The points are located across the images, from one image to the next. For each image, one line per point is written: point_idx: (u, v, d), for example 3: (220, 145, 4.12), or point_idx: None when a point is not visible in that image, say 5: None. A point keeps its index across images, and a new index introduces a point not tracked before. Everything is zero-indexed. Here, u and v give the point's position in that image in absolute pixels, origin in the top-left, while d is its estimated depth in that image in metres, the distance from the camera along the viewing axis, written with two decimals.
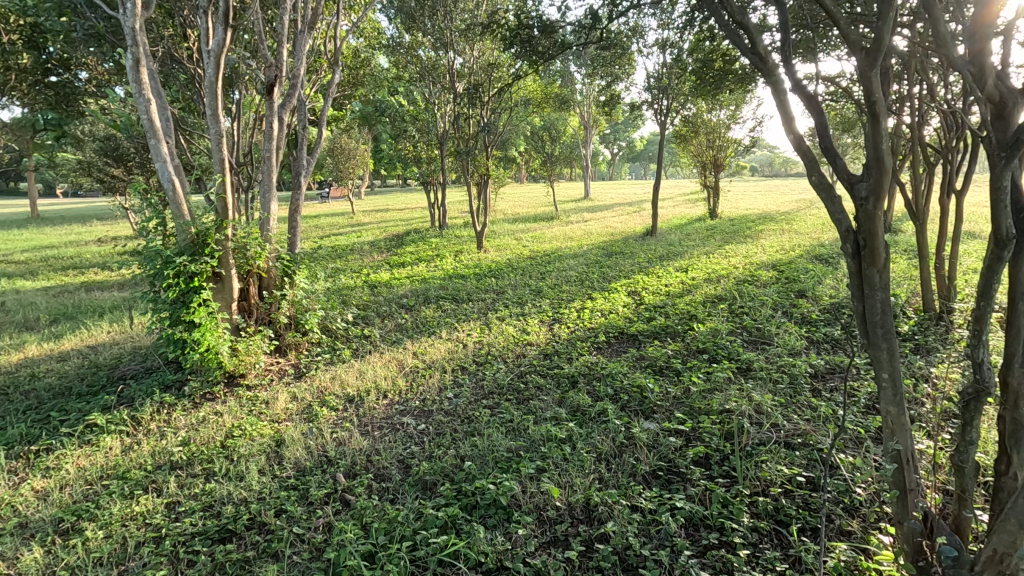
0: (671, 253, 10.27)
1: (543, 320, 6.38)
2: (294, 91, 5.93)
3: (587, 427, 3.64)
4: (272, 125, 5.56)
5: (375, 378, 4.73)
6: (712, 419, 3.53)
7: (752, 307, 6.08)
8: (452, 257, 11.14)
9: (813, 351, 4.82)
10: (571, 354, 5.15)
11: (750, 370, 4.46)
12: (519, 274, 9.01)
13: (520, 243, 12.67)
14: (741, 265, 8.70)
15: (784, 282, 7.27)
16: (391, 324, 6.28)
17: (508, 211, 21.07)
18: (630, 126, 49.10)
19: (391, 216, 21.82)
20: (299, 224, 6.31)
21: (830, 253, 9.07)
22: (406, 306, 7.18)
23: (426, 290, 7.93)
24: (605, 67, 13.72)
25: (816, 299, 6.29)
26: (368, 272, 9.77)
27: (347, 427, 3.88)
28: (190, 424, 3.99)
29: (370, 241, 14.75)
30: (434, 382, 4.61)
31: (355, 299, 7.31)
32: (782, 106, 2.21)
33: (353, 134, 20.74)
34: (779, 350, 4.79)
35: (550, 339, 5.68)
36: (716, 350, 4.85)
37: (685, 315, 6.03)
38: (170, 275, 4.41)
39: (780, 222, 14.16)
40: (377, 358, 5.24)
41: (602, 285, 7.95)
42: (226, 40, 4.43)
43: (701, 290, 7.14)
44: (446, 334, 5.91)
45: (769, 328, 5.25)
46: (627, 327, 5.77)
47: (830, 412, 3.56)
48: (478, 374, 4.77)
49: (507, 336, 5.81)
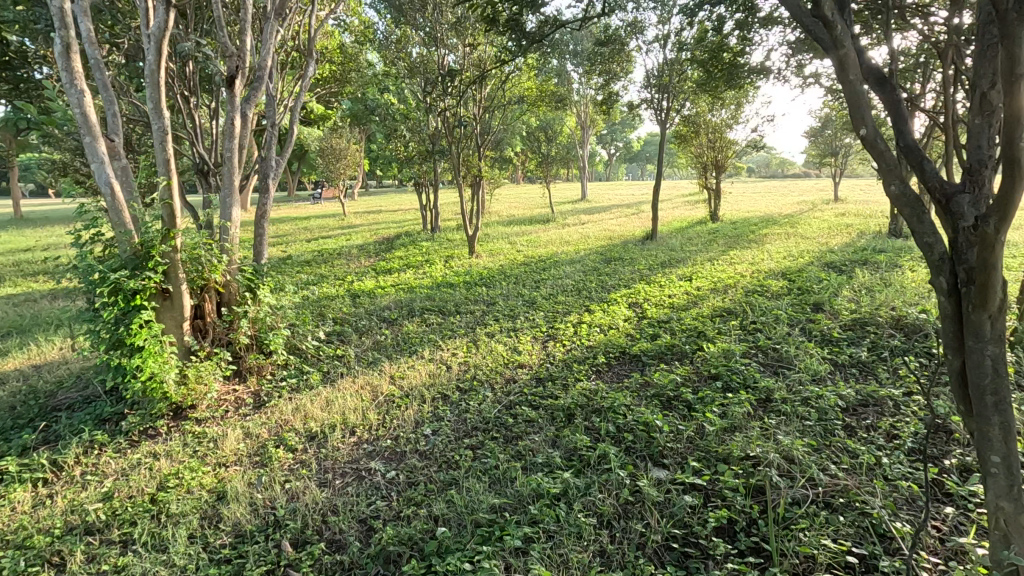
0: (673, 259, 9.71)
1: (536, 337, 5.80)
2: (260, 84, 5.33)
3: (585, 478, 3.08)
4: (233, 123, 5.00)
5: (344, 410, 4.16)
6: (733, 469, 2.97)
7: (766, 324, 5.52)
8: (441, 263, 10.56)
9: (839, 377, 4.27)
10: (566, 379, 4.58)
11: (771, 403, 3.90)
12: (512, 282, 8.45)
13: (514, 247, 12.09)
14: (749, 274, 8.15)
15: (797, 293, 6.71)
16: (368, 342, 5.70)
17: (504, 213, 20.56)
18: (627, 127, 48.63)
19: (383, 218, 21.26)
20: (266, 231, 5.77)
21: (843, 261, 8.52)
22: (388, 319, 6.61)
23: (410, 301, 7.35)
24: (602, 64, 13.15)
25: (835, 314, 5.74)
26: (351, 280, 9.20)
27: (304, 475, 3.30)
28: (121, 470, 3.40)
29: (359, 245, 14.15)
30: (410, 415, 4.04)
31: (333, 312, 6.73)
32: (851, 90, 1.73)
33: (344, 133, 20.12)
34: (802, 377, 4.24)
35: (544, 360, 5.11)
36: (730, 376, 4.29)
37: (693, 333, 5.47)
38: (106, 292, 3.82)
39: (784, 226, 13.63)
40: (348, 384, 4.66)
41: (600, 295, 7.40)
42: (168, 22, 3.85)
43: (708, 303, 6.57)
44: (428, 354, 5.34)
45: (788, 350, 4.68)
46: (629, 346, 5.22)
47: (873, 461, 3.01)
48: (462, 406, 4.19)
49: (496, 356, 5.23)
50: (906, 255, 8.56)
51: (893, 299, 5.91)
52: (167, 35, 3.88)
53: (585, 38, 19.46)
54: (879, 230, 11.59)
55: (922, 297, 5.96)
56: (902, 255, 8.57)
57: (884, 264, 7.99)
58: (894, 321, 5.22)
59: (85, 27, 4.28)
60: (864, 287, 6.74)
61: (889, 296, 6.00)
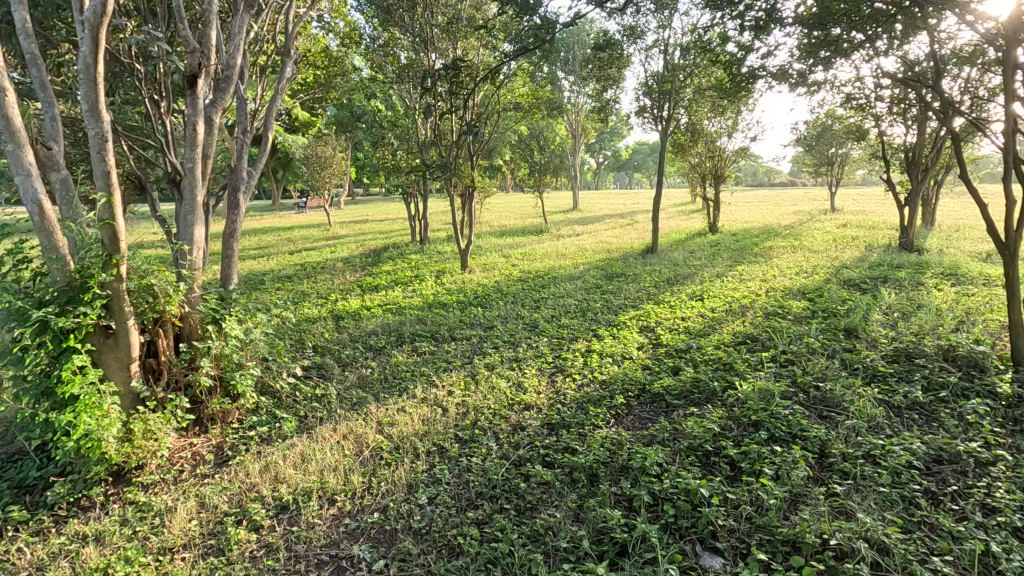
0: (679, 275, 9.15)
1: (542, 370, 5.16)
2: (228, 85, 4.65)
3: (624, 573, 2.47)
4: (197, 129, 4.32)
5: (322, 470, 3.48)
6: (812, 566, 2.38)
7: (799, 355, 4.95)
8: (432, 279, 9.91)
9: (899, 425, 3.70)
10: (582, 426, 3.96)
11: (829, 459, 3.32)
12: (510, 301, 7.85)
13: (508, 261, 11.47)
14: (763, 292, 7.62)
15: (823, 317, 6.16)
16: (352, 377, 5.02)
17: (495, 223, 20.01)
18: (616, 136, 48.51)
19: (370, 229, 20.53)
20: (236, 252, 5.06)
21: (860, 278, 8.02)
22: (374, 347, 5.94)
23: (400, 326, 6.69)
24: (599, 71, 12.64)
25: (873, 343, 5.18)
26: (335, 299, 8.53)
27: (270, 568, 2.64)
28: (37, 563, 2.70)
29: (344, 258, 13.43)
30: (401, 478, 3.39)
31: (313, 339, 6.04)
32: None
33: (330, 140, 19.41)
34: (858, 424, 3.66)
35: (554, 399, 4.48)
36: (775, 424, 3.70)
37: (719, 366, 4.88)
38: (28, 333, 3.11)
39: (786, 238, 13.18)
40: (328, 433, 4.00)
41: (607, 317, 6.80)
42: (106, 6, 3.19)
43: (728, 328, 6.00)
44: (420, 392, 4.69)
45: (833, 390, 4.11)
46: (649, 382, 4.62)
47: (983, 550, 2.42)
48: (463, 464, 3.54)
49: (498, 395, 4.58)
50: (926, 272, 8.09)
51: (932, 324, 5.38)
52: (104, 22, 3.22)
53: (576, 45, 19.06)
54: (888, 244, 11.16)
55: (965, 322, 5.42)
56: (921, 272, 8.10)
57: (907, 282, 7.50)
58: (943, 352, 4.66)
59: (18, 16, 3.59)
60: (894, 310, 6.21)
61: (927, 321, 5.47)
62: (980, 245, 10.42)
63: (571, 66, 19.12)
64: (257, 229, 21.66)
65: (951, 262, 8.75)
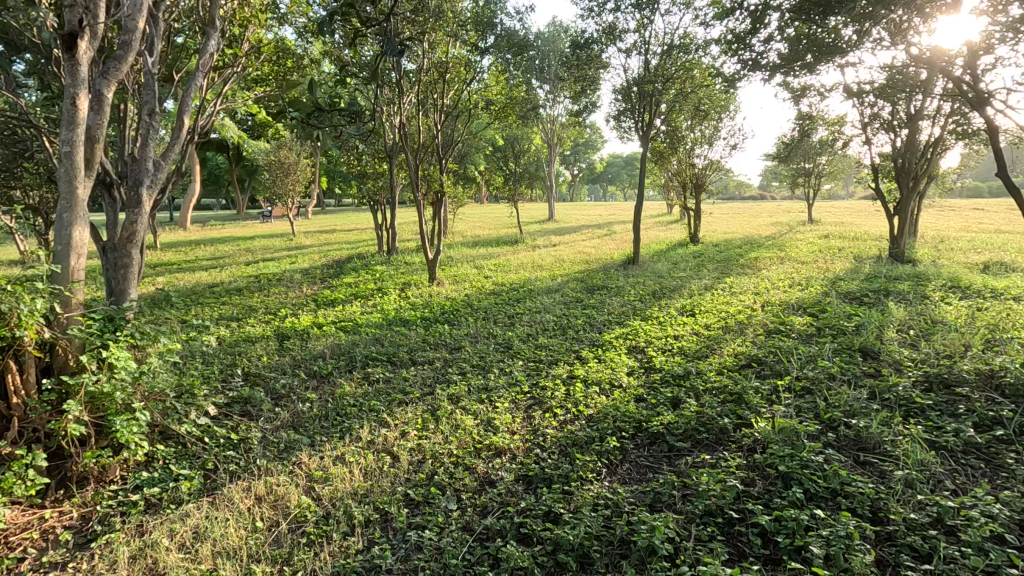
0: (665, 288, 8.45)
1: (517, 402, 4.32)
2: (125, 49, 3.73)
3: None
4: (78, 103, 3.36)
5: (219, 555, 2.58)
6: None
7: (817, 383, 4.23)
8: (396, 292, 9.03)
9: (963, 478, 2.97)
10: (567, 479, 3.14)
11: (890, 530, 2.56)
12: (480, 317, 7.02)
13: (480, 273, 10.64)
14: (758, 307, 6.96)
15: (832, 335, 5.47)
16: (284, 415, 4.09)
17: (469, 232, 19.26)
18: (592, 147, 48.45)
19: (336, 238, 19.50)
20: (135, 260, 4.10)
21: (860, 291, 7.41)
22: (318, 374, 5.02)
23: (352, 347, 5.76)
24: (578, 72, 11.99)
25: (897, 366, 4.49)
26: (283, 315, 7.56)
27: None
28: None
29: (304, 269, 12.44)
30: (327, 565, 2.51)
31: (246, 364, 5.10)
32: None
33: (293, 146, 18.40)
34: (913, 476, 2.92)
35: (531, 442, 3.65)
36: (808, 477, 2.95)
37: (726, 397, 4.12)
38: None
39: (771, 249, 12.71)
40: (240, 494, 3.08)
41: (589, 335, 6.01)
42: None
43: (729, 348, 5.26)
44: (367, 433, 3.80)
45: (870, 428, 3.38)
46: (646, 420, 3.82)
47: None
48: (411, 540, 2.66)
49: (462, 437, 3.73)
50: (928, 285, 7.54)
51: (960, 344, 4.73)
52: None
53: (552, 52, 18.62)
54: (877, 255, 10.73)
55: (997, 342, 4.76)
56: (923, 285, 7.54)
57: (911, 295, 6.94)
58: (986, 379, 3.98)
59: None
60: (909, 328, 5.55)
61: (954, 339, 4.82)
62: (973, 256, 10.02)
63: (545, 74, 18.57)
64: (216, 238, 20.50)
65: (950, 273, 8.25)
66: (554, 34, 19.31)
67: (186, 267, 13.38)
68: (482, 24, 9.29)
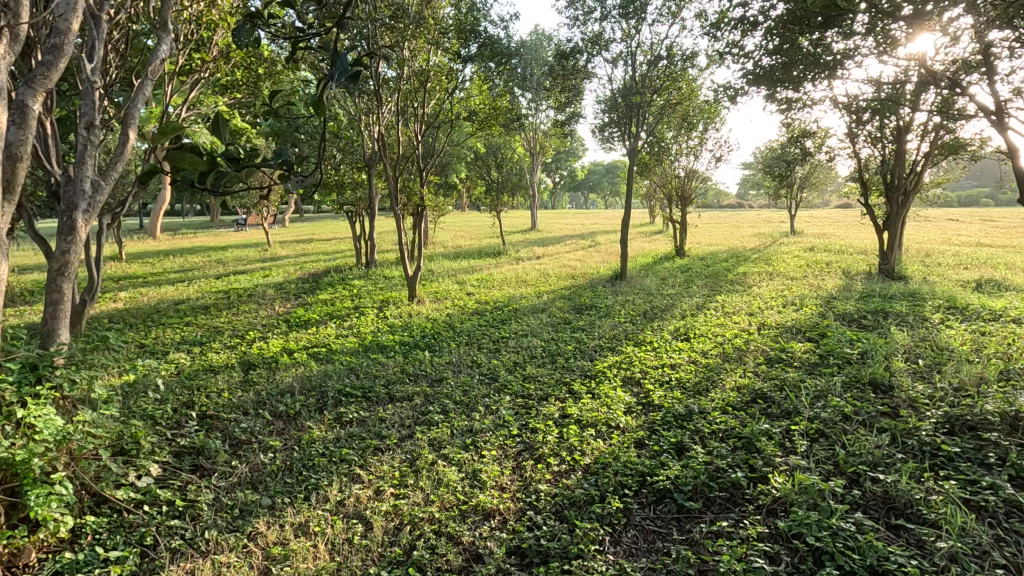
0: (656, 308, 8.11)
1: (505, 449, 3.89)
2: (56, 57, 3.23)
3: None
4: None
5: None
6: None
7: (832, 425, 3.88)
8: (374, 311, 8.54)
9: (1012, 549, 2.64)
10: (567, 553, 2.74)
11: None
12: (463, 341, 6.59)
13: (462, 289, 10.22)
14: (755, 330, 6.64)
15: (838, 366, 5.15)
16: (242, 469, 3.61)
17: (451, 243, 18.82)
18: (573, 155, 48.43)
19: (313, 249, 18.85)
20: (68, 295, 3.77)
21: (857, 313, 7.17)
22: (284, 415, 4.52)
23: (324, 380, 5.27)
24: (563, 81, 11.67)
25: (914, 405, 4.17)
26: (251, 339, 7.01)
27: None
28: None
29: (278, 283, 11.86)
30: None
31: (203, 403, 4.58)
32: None
33: None
34: (957, 549, 2.59)
35: (522, 504, 3.22)
36: (843, 552, 2.60)
37: (736, 442, 3.75)
38: None
39: (758, 262, 12.53)
40: None
41: (579, 364, 5.61)
42: None
43: (731, 380, 4.90)
44: (336, 492, 3.35)
45: (901, 486, 3.04)
46: (651, 474, 3.42)
47: None
48: None
49: (445, 495, 3.29)
50: (925, 305, 7.33)
51: (976, 378, 4.44)
52: None
53: (534, 61, 18.39)
54: (866, 271, 10.58)
55: (1015, 376, 4.47)
56: (920, 306, 7.33)
57: (910, 317, 6.71)
58: (1013, 421, 3.67)
59: None
60: (916, 356, 5.26)
61: (970, 372, 4.52)
62: (961, 272, 9.92)
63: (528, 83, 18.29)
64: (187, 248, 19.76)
65: (944, 292, 8.09)
66: (537, 42, 19.12)
67: (152, 281, 12.70)
68: (465, 31, 8.89)
